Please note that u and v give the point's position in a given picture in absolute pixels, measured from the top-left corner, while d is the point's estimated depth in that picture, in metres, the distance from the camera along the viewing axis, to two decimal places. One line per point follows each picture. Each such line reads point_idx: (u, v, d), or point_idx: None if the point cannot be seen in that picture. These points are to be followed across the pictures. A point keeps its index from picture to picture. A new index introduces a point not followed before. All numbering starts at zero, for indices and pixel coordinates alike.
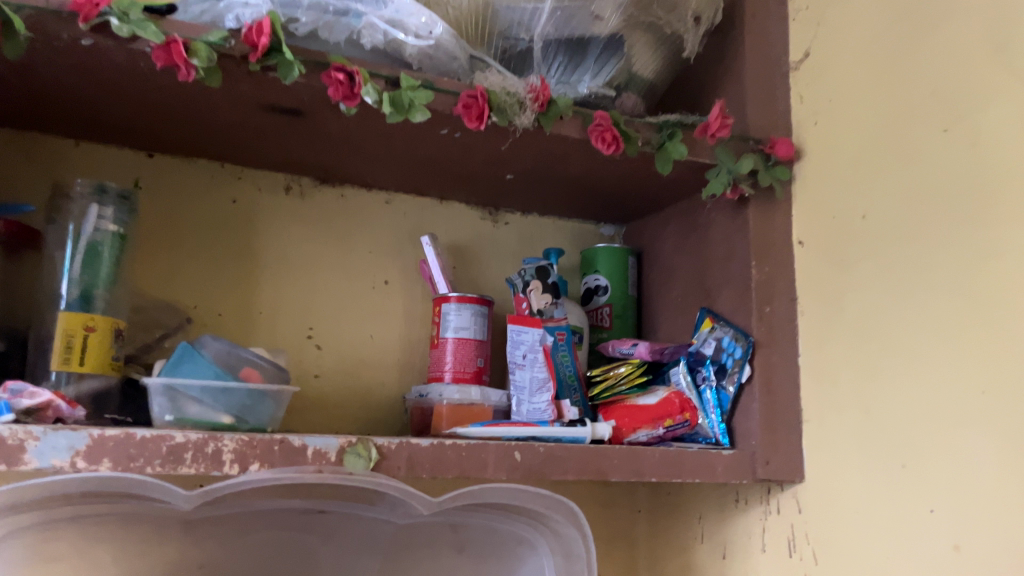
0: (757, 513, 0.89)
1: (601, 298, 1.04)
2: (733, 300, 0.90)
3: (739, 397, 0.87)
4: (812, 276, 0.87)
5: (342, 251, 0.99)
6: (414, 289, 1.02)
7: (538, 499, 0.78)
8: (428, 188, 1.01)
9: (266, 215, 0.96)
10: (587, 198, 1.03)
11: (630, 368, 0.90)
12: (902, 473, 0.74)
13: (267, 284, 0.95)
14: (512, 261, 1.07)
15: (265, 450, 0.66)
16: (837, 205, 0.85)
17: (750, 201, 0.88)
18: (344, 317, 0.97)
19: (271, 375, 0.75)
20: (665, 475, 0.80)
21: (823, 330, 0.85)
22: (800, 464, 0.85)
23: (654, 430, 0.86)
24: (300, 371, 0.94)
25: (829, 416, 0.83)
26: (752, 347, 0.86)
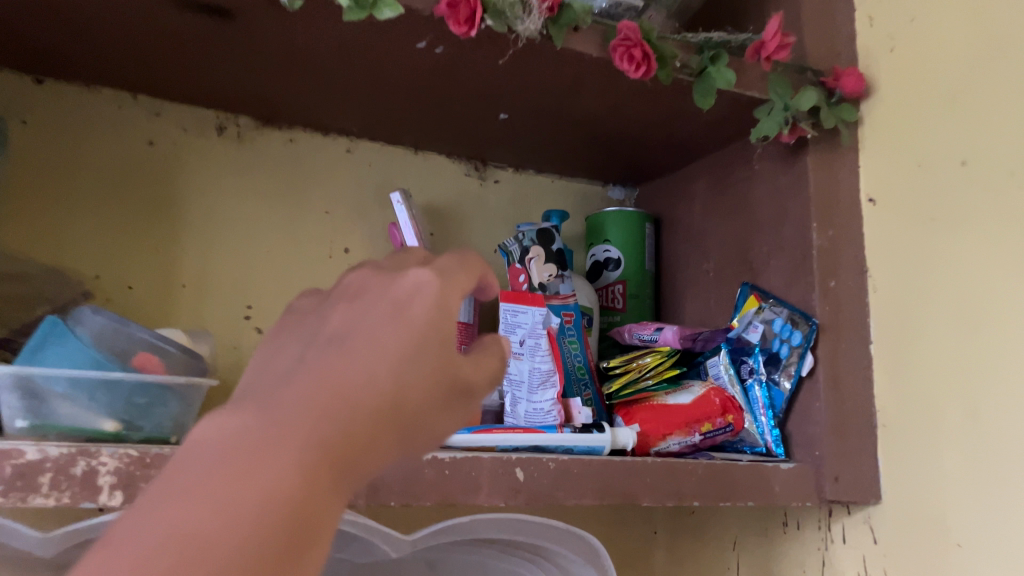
0: (814, 542, 0.71)
1: (613, 273, 0.85)
2: (786, 272, 0.71)
3: (796, 395, 0.69)
4: (887, 241, 0.68)
5: (289, 210, 0.79)
6: (381, 259, 0.82)
7: (543, 536, 0.60)
8: (400, 133, 0.82)
9: (193, 162, 0.75)
10: (596, 148, 0.83)
11: (656, 358, 0.71)
12: None
13: (192, 250, 0.74)
14: (503, 227, 0.87)
15: (163, 472, 0.46)
16: (921, 149, 0.66)
17: (810, 146, 0.70)
18: (292, 292, 0.77)
19: (180, 367, 0.54)
20: (709, 498, 0.62)
21: (904, 311, 0.66)
22: (875, 481, 0.66)
23: (689, 437, 0.67)
24: (235, 361, 0.73)
25: (914, 421, 0.64)
26: (816, 333, 0.67)
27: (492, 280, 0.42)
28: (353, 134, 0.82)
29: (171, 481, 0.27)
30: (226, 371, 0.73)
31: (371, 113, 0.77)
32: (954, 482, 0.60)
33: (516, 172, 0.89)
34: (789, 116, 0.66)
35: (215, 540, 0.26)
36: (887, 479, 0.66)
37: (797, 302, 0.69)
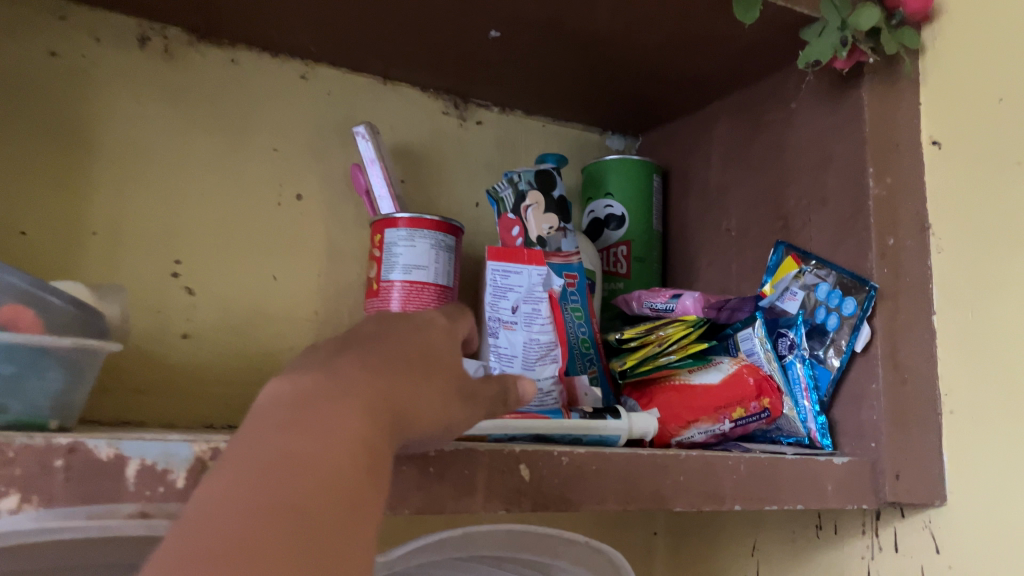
0: (857, 549, 0.59)
1: (615, 232, 0.73)
2: (831, 228, 0.60)
3: (845, 375, 0.57)
4: (953, 191, 0.57)
5: (230, 144, 0.64)
6: (342, 209, 0.68)
7: (562, 546, 0.48)
8: (366, 58, 0.68)
9: (108, 80, 0.61)
10: (597, 83, 0.71)
11: (678, 328, 0.59)
12: None
13: (106, 189, 0.59)
14: (486, 176, 0.75)
15: (32, 470, 0.32)
16: (1000, 79, 0.54)
17: (863, 75, 0.58)
18: (232, 245, 0.63)
19: (64, 325, 0.38)
20: (751, 500, 0.50)
21: (975, 274, 0.54)
22: (939, 478, 0.55)
23: (718, 425, 0.55)
24: (159, 327, 0.59)
25: (991, 408, 0.53)
26: (875, 300, 0.55)
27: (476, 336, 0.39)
28: (309, 58, 0.68)
29: (252, 426, 0.26)
30: (150, 340, 0.59)
31: (330, 29, 0.63)
32: None
33: (501, 113, 0.77)
34: (846, 36, 0.54)
35: (321, 462, 0.25)
36: (953, 477, 0.54)
37: (846, 263, 0.58)
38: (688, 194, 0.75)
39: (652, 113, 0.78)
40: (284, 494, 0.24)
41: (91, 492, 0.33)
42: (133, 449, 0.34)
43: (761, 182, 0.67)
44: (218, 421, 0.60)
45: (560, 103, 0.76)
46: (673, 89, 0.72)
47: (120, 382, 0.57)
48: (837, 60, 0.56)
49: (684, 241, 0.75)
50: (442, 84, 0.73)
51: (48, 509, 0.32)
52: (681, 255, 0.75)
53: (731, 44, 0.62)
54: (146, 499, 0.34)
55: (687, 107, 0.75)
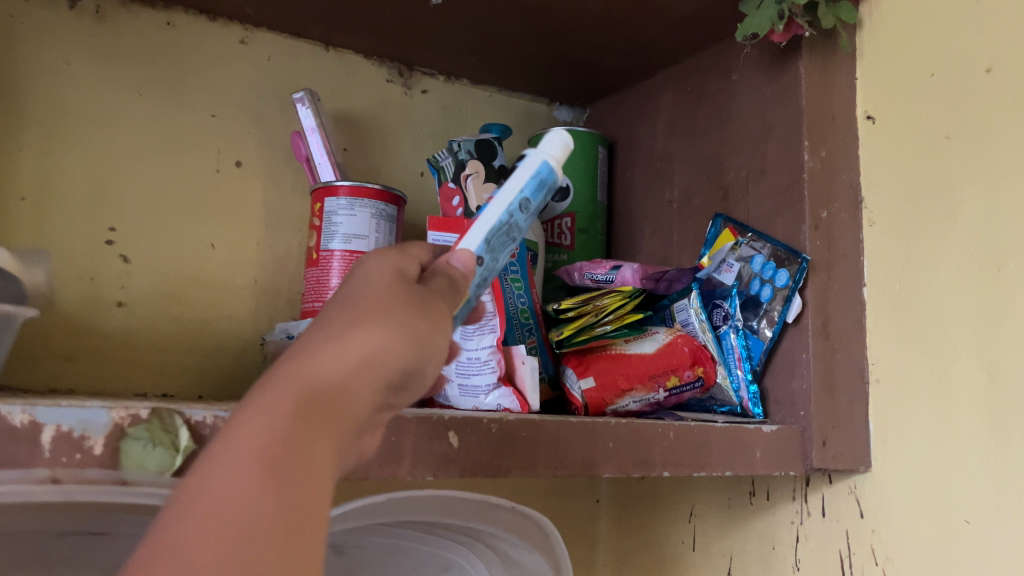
0: (788, 514, 0.60)
1: (559, 204, 0.73)
2: (768, 199, 0.60)
3: (777, 345, 0.59)
4: (887, 164, 0.58)
5: (166, 109, 0.63)
6: (284, 176, 0.67)
7: (498, 513, 0.49)
8: (306, 22, 0.67)
9: (37, 40, 0.59)
10: (543, 51, 0.71)
11: (615, 299, 0.59)
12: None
13: (35, 152, 0.58)
14: (431, 145, 0.75)
15: None
16: (934, 55, 0.55)
17: (800, 48, 0.59)
18: (169, 212, 0.62)
19: None
20: (680, 466, 0.51)
21: (906, 245, 0.56)
22: (864, 445, 0.56)
23: (652, 394, 0.56)
24: (90, 294, 0.58)
25: (916, 378, 0.54)
26: (807, 271, 0.56)
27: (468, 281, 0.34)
28: (248, 22, 0.67)
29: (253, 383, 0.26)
30: (81, 306, 0.58)
31: None
32: (968, 451, 0.50)
33: (447, 82, 0.76)
34: (783, 9, 0.55)
35: (276, 413, 0.24)
36: (879, 443, 0.56)
37: (781, 235, 0.59)
38: (634, 164, 0.76)
39: (599, 83, 0.78)
40: (230, 443, 0.23)
41: (3, 457, 0.32)
42: (48, 416, 0.33)
43: (703, 153, 0.67)
44: (154, 390, 0.59)
45: (507, 73, 0.76)
46: (619, 58, 0.72)
47: (49, 349, 0.56)
48: (774, 33, 0.57)
49: (629, 212, 0.76)
50: (386, 51, 0.72)
51: None
52: (626, 226, 0.76)
53: (673, 13, 0.63)
54: (60, 464, 0.33)
55: (634, 78, 0.75)
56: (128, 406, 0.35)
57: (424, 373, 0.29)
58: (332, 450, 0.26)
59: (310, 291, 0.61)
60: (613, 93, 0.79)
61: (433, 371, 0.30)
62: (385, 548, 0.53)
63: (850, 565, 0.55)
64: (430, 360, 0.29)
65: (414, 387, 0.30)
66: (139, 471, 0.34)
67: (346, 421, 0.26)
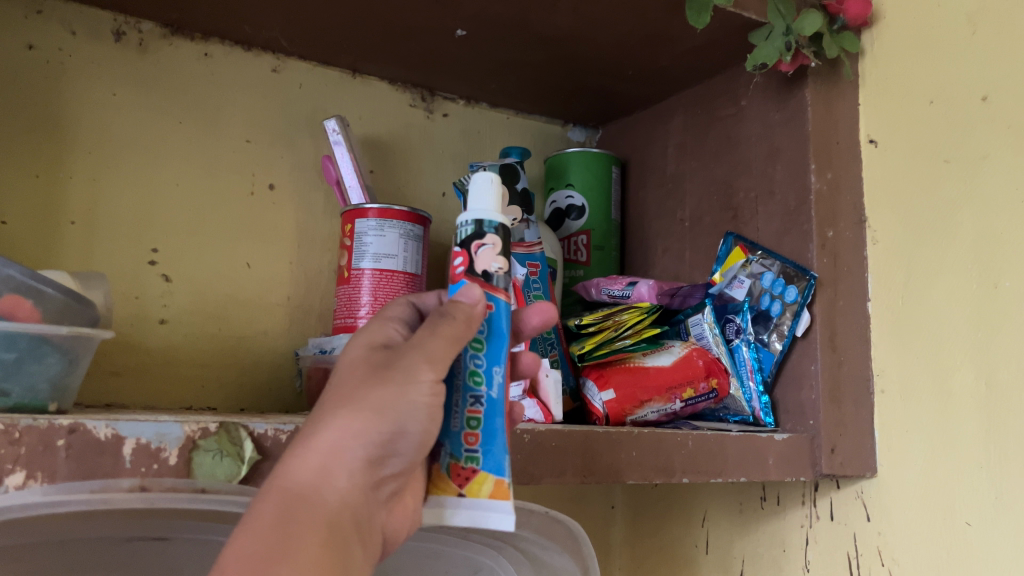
0: (798, 518, 0.63)
1: (575, 222, 0.76)
2: (777, 219, 0.64)
3: (787, 358, 0.62)
4: (890, 185, 0.61)
5: (204, 135, 0.67)
6: (314, 198, 0.71)
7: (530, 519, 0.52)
8: (335, 52, 0.70)
9: (85, 72, 0.63)
10: (560, 76, 0.74)
11: (634, 315, 0.63)
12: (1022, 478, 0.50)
13: (83, 178, 0.61)
14: (452, 166, 0.78)
15: (38, 450, 0.35)
16: (933, 84, 0.59)
17: (806, 77, 0.62)
18: (207, 233, 0.65)
19: (58, 314, 0.41)
20: (699, 474, 0.54)
21: (907, 262, 0.59)
22: (870, 452, 0.59)
23: (670, 405, 0.59)
24: (134, 312, 0.62)
25: (919, 388, 0.57)
26: (814, 288, 0.60)
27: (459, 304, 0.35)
28: (280, 51, 0.71)
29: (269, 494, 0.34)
30: (127, 324, 0.61)
31: (301, 25, 0.66)
32: (968, 457, 0.53)
33: (467, 105, 0.80)
34: (790, 41, 0.58)
35: (258, 525, 0.32)
36: (884, 449, 0.59)
37: (790, 253, 0.62)
38: (646, 184, 0.79)
39: (611, 107, 0.81)
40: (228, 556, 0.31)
41: (90, 469, 0.35)
42: (129, 429, 0.37)
43: (713, 174, 0.71)
44: (196, 404, 0.63)
45: (523, 97, 0.80)
46: (631, 84, 0.75)
47: (98, 364, 0.59)
48: (783, 63, 0.60)
49: (641, 229, 0.79)
50: (409, 78, 0.75)
51: (52, 484, 0.35)
52: (639, 243, 0.79)
53: (685, 43, 0.66)
54: (141, 473, 0.36)
55: (645, 101, 0.79)
56: (197, 420, 0.39)
57: (406, 435, 0.34)
58: (323, 533, 0.32)
59: (341, 308, 0.64)
60: (625, 115, 0.83)
61: (423, 426, 0.34)
62: (425, 554, 0.58)
63: (857, 566, 0.59)
64: (407, 420, 0.34)
65: (404, 447, 0.34)
66: (209, 480, 0.38)
67: (336, 505, 0.33)
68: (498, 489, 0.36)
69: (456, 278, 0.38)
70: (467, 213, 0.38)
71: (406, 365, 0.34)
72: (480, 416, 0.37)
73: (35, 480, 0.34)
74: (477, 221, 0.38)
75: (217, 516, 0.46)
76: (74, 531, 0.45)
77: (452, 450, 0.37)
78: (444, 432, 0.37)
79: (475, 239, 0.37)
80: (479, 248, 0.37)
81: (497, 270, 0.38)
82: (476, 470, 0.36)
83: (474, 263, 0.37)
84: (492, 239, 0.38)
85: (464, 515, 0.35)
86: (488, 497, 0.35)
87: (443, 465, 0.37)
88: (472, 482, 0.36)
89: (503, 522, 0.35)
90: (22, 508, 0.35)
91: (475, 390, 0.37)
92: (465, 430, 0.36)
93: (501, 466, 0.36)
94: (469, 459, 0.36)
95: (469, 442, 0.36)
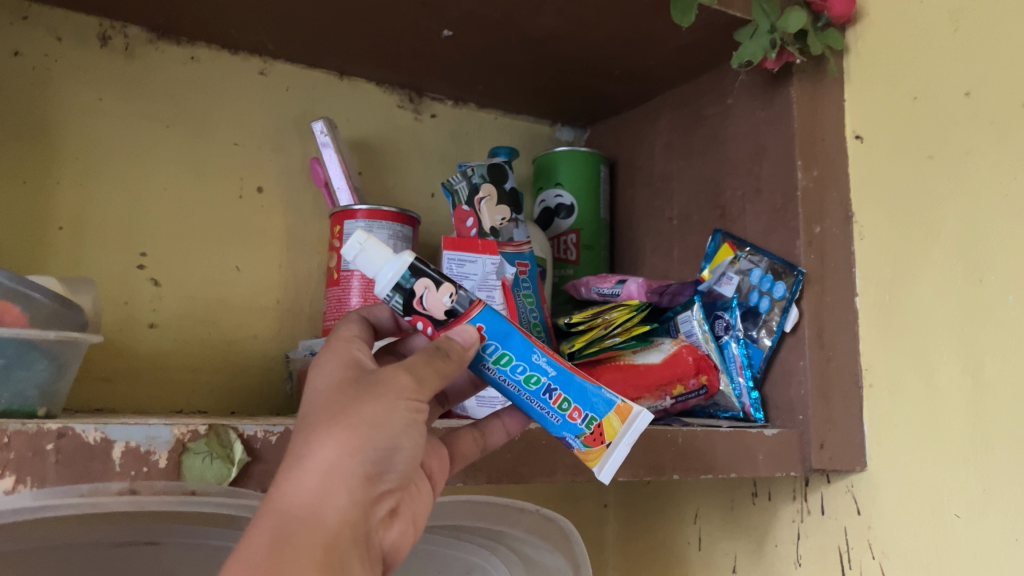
0: (788, 513, 0.64)
1: (564, 221, 0.76)
2: (764, 216, 0.64)
3: (776, 354, 0.62)
4: (876, 182, 0.61)
5: (192, 139, 0.67)
6: (303, 201, 0.71)
7: (520, 516, 0.53)
8: (322, 54, 0.70)
9: (70, 76, 0.63)
10: (548, 76, 0.75)
11: (622, 313, 0.63)
12: (1012, 471, 0.50)
13: (70, 183, 0.61)
14: (440, 167, 0.79)
15: (29, 455, 0.34)
16: (917, 80, 0.59)
17: (792, 75, 0.62)
18: (195, 237, 0.65)
19: (47, 318, 0.41)
20: (691, 470, 0.54)
21: (894, 257, 0.59)
22: (859, 446, 0.60)
23: (660, 402, 0.59)
24: (124, 316, 0.62)
25: (907, 383, 0.57)
26: (802, 284, 0.60)
27: (454, 341, 0.38)
28: (267, 54, 0.71)
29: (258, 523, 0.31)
30: (117, 329, 0.61)
31: (288, 28, 0.66)
32: (957, 449, 0.53)
33: (455, 106, 0.80)
34: (775, 38, 0.58)
35: (254, 548, 0.29)
36: (873, 444, 0.59)
37: (777, 250, 0.62)
38: (635, 183, 0.79)
39: (599, 107, 0.82)
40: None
41: (80, 472, 0.35)
42: (118, 432, 0.37)
43: (701, 172, 0.71)
44: (187, 407, 0.63)
45: (511, 97, 0.80)
46: (618, 83, 0.76)
47: (88, 369, 0.59)
48: (768, 61, 0.60)
49: (630, 228, 0.79)
50: (396, 79, 0.75)
51: (41, 489, 0.35)
52: (629, 242, 0.80)
53: (672, 42, 0.66)
54: (132, 476, 0.36)
55: (633, 100, 0.79)
56: (186, 423, 0.39)
57: (400, 448, 0.34)
58: (323, 554, 0.30)
59: (331, 310, 0.64)
60: (613, 115, 0.83)
61: (413, 438, 0.35)
62: (419, 554, 0.59)
63: (848, 560, 0.59)
64: (400, 435, 0.34)
65: (397, 463, 0.34)
66: (198, 484, 0.38)
67: (335, 526, 0.31)
68: (622, 412, 0.41)
69: (433, 335, 0.40)
70: (383, 289, 0.40)
71: (395, 381, 0.35)
72: (564, 395, 0.41)
73: (26, 486, 0.34)
74: (395, 286, 0.40)
75: (211, 518, 0.46)
76: (64, 536, 0.45)
77: (573, 432, 0.41)
78: (556, 432, 0.41)
79: (411, 301, 0.39)
80: (422, 301, 0.39)
81: (451, 299, 0.40)
82: (601, 423, 0.41)
83: (433, 313, 0.40)
84: (422, 284, 0.40)
85: (626, 449, 0.41)
86: (622, 421, 0.41)
87: (580, 445, 0.41)
88: (606, 430, 0.41)
89: (645, 418, 0.41)
90: (12, 512, 0.35)
91: (543, 386, 0.40)
92: (567, 412, 0.41)
93: (608, 400, 0.41)
94: (590, 421, 0.41)
95: (579, 416, 0.41)
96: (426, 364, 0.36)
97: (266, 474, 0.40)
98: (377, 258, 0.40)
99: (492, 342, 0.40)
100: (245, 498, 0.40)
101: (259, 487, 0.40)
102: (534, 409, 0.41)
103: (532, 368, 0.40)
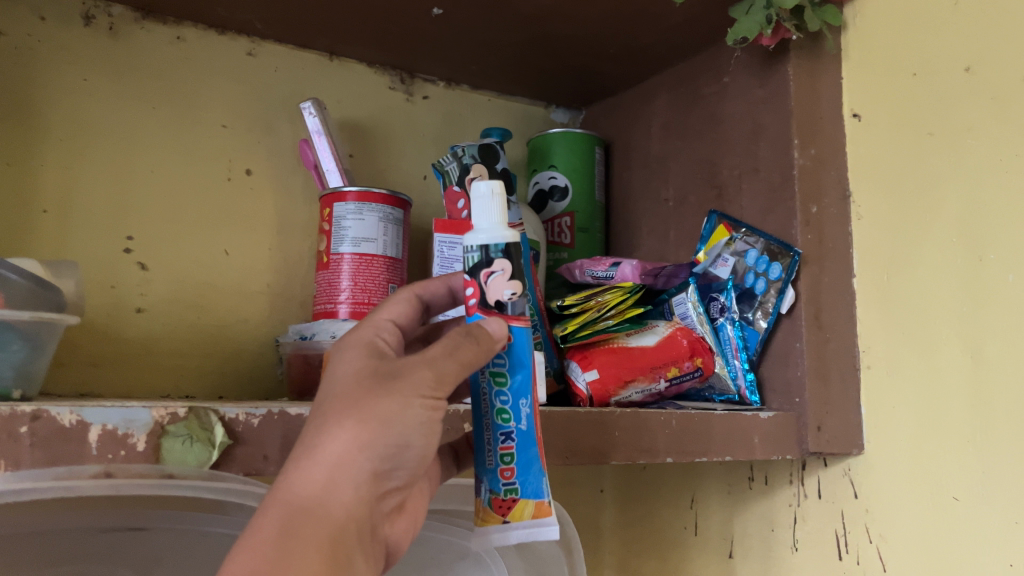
0: (785, 497, 0.63)
1: (558, 204, 0.75)
2: (761, 196, 0.63)
3: (772, 336, 0.62)
4: (874, 160, 0.60)
5: (178, 120, 0.66)
6: (293, 183, 0.70)
7: None
8: (311, 34, 0.69)
9: (53, 55, 0.61)
10: (542, 55, 0.73)
11: (616, 295, 0.61)
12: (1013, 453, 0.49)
13: (55, 166, 0.60)
14: (432, 149, 0.78)
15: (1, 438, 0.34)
16: (916, 56, 0.58)
17: (788, 52, 0.61)
18: (184, 220, 0.65)
19: (24, 300, 0.40)
20: (684, 453, 0.53)
21: (893, 237, 0.58)
22: (858, 429, 0.59)
23: (654, 385, 0.59)
24: (111, 300, 0.61)
25: (906, 365, 0.56)
26: (799, 264, 0.59)
27: (486, 330, 0.35)
28: (255, 35, 0.70)
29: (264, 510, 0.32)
30: (104, 313, 0.60)
31: (276, 7, 0.64)
32: (957, 431, 0.52)
33: (447, 87, 0.79)
34: (771, 14, 0.57)
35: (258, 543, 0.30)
36: (871, 426, 0.58)
37: (773, 231, 0.61)
38: (630, 164, 0.78)
39: (594, 87, 0.80)
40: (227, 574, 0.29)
41: (56, 455, 0.35)
42: (95, 415, 0.36)
43: (697, 152, 0.70)
44: (176, 392, 0.62)
45: (504, 78, 0.79)
46: (613, 62, 0.74)
47: (75, 354, 0.58)
48: (764, 37, 0.59)
49: (626, 210, 0.78)
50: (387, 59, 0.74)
51: (15, 472, 0.34)
52: (624, 225, 0.78)
53: (667, 20, 0.65)
54: (109, 459, 0.36)
55: (628, 80, 0.78)
56: (166, 405, 0.38)
57: (411, 446, 0.33)
58: (327, 550, 0.31)
59: (321, 294, 0.63)
60: (609, 95, 0.82)
61: (426, 437, 0.34)
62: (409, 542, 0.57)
63: (845, 543, 0.58)
64: (412, 433, 0.33)
65: (408, 460, 0.34)
66: (177, 468, 0.37)
67: (341, 521, 0.32)
68: (539, 510, 0.38)
69: (472, 308, 0.38)
70: (471, 241, 0.37)
71: (413, 377, 0.33)
72: (514, 450, 0.38)
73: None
74: (482, 247, 0.37)
75: None
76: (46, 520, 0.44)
77: (492, 484, 0.38)
78: (482, 468, 0.39)
79: (483, 266, 0.37)
80: (489, 275, 0.37)
81: (511, 296, 0.37)
82: (517, 499, 0.38)
83: (487, 293, 0.37)
84: (500, 264, 0.37)
85: (513, 540, 0.37)
86: (532, 518, 0.38)
87: (485, 499, 0.38)
88: (514, 510, 0.38)
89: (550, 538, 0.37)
90: None
91: (506, 427, 0.38)
92: (500, 466, 0.38)
93: (540, 489, 0.38)
94: (508, 491, 0.38)
95: (507, 477, 0.38)
96: (450, 358, 0.34)
97: (249, 457, 0.39)
98: (491, 213, 0.37)
99: (505, 354, 0.38)
100: (227, 481, 0.39)
101: (241, 471, 0.39)
102: (482, 435, 0.39)
103: (511, 407, 0.38)
